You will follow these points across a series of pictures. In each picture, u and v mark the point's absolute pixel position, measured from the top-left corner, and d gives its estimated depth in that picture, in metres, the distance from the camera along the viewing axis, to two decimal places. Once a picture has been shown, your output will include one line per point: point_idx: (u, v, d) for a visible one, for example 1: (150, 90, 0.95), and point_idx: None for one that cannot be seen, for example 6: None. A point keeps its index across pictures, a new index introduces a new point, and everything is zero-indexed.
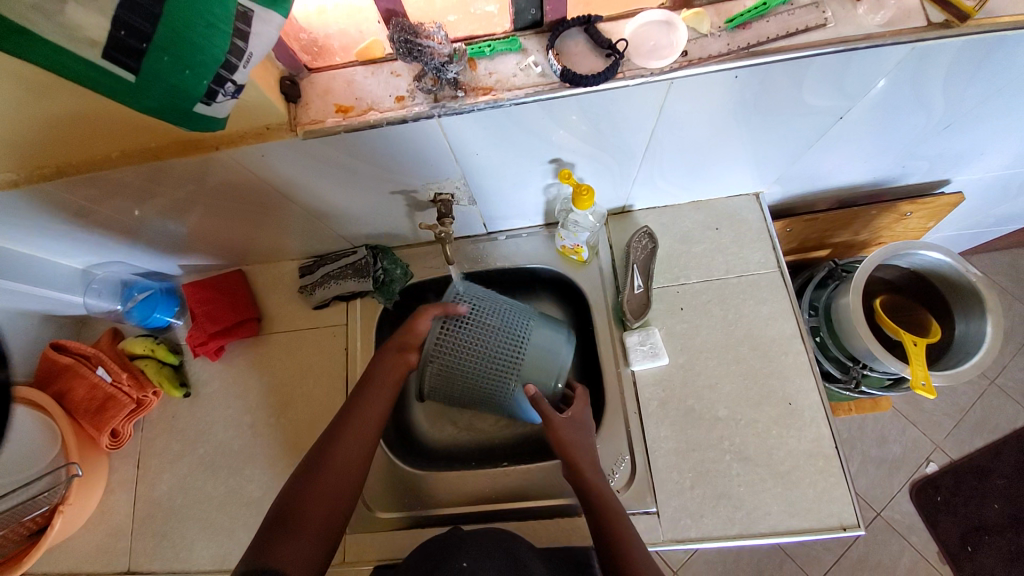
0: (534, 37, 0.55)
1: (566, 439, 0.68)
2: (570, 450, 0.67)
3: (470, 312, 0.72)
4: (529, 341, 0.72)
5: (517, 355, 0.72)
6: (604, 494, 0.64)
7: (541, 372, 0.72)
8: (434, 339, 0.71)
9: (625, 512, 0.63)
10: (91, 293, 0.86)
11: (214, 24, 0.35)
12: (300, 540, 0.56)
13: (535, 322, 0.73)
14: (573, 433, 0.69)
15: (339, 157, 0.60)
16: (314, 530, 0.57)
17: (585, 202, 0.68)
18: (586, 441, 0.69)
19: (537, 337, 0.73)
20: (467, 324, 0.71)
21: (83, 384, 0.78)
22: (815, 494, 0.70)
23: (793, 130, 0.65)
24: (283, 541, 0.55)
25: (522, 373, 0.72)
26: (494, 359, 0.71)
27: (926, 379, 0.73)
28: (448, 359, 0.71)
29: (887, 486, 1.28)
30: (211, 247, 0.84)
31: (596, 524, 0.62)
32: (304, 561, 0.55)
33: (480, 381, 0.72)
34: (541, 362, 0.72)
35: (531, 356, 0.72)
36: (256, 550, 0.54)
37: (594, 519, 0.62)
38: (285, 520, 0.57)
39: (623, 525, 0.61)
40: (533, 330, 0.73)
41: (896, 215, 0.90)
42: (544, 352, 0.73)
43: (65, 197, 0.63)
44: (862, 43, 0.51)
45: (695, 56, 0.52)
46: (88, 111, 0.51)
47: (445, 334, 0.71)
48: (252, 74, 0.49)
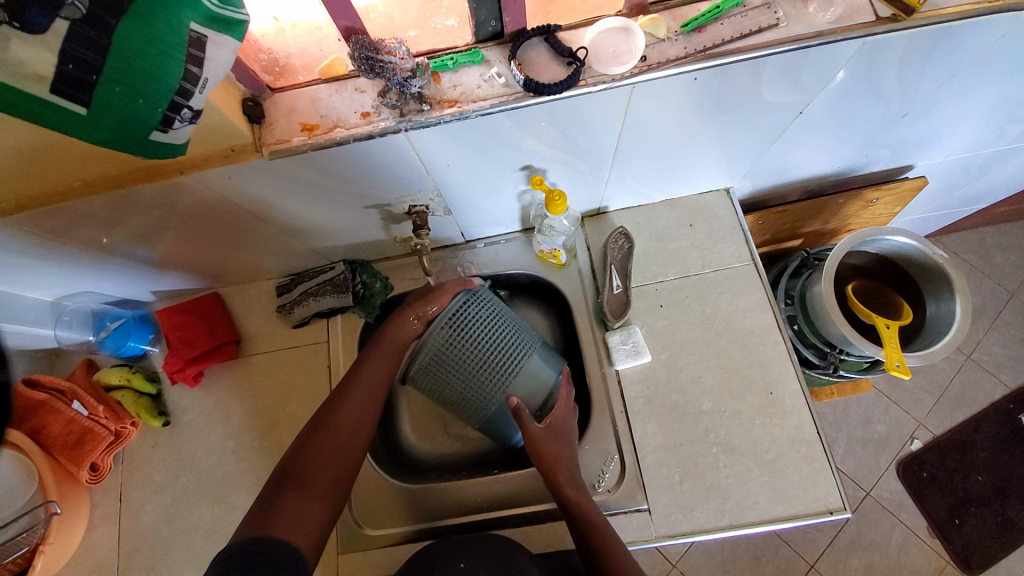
0: (496, 48, 0.55)
1: (544, 450, 0.68)
2: (548, 460, 0.67)
3: (474, 318, 0.70)
4: (526, 363, 0.72)
5: (510, 372, 0.72)
6: (585, 504, 0.64)
7: (528, 393, 0.73)
8: (437, 335, 0.68)
9: (610, 526, 0.63)
10: (61, 326, 0.83)
11: (166, 52, 0.35)
12: (306, 502, 0.55)
13: (534, 347, 0.74)
14: (551, 443, 0.69)
15: (307, 175, 0.60)
16: (319, 492, 0.56)
17: (558, 207, 0.68)
18: (566, 452, 0.70)
19: (531, 363, 0.73)
20: (468, 328, 0.69)
21: (58, 419, 0.75)
22: (801, 480, 0.71)
23: (757, 126, 0.66)
24: (289, 501, 0.54)
25: (511, 388, 0.72)
26: (488, 371, 0.71)
27: (900, 361, 0.75)
28: (447, 359, 0.69)
29: (874, 466, 1.31)
30: (185, 271, 0.83)
31: (580, 535, 0.62)
32: (309, 521, 0.54)
33: (471, 389, 0.71)
34: (529, 386, 0.73)
35: (523, 379, 0.73)
36: (258, 513, 0.53)
37: (577, 530, 0.62)
38: (291, 480, 0.56)
39: (606, 532, 0.61)
40: (532, 356, 0.73)
41: (863, 202, 0.92)
42: (536, 376, 0.73)
43: (27, 230, 0.61)
44: (814, 40, 0.53)
45: (654, 61, 0.53)
46: (46, 143, 0.50)
47: (448, 334, 0.68)
48: (213, 98, 0.49)
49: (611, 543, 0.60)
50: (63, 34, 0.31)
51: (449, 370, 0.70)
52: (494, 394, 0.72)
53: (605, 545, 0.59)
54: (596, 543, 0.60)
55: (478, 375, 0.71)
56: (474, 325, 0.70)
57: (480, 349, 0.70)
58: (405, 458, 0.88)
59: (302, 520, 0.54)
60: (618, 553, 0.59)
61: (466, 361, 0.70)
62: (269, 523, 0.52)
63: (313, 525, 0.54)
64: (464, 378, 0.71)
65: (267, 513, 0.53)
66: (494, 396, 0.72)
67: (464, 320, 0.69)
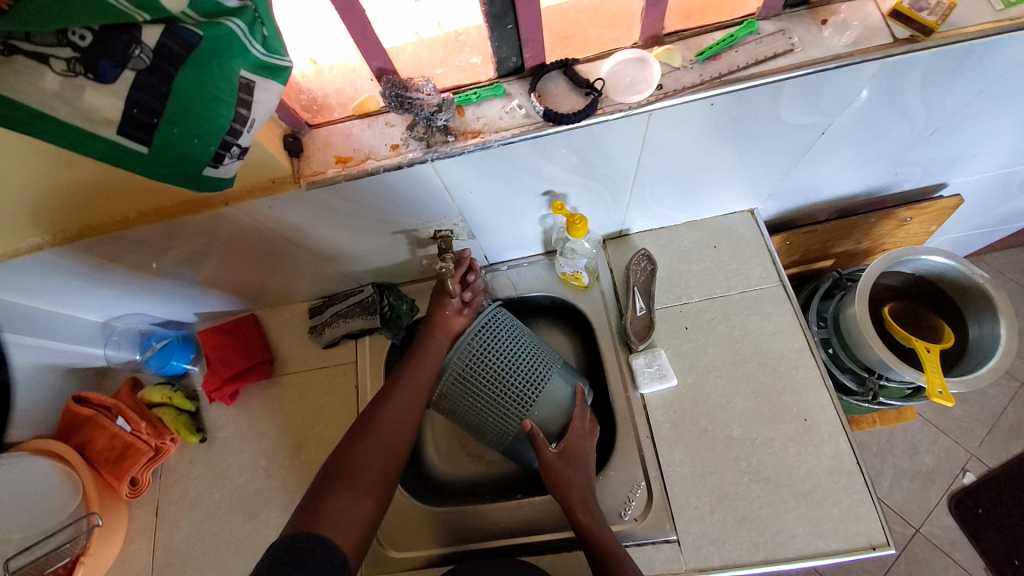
0: (517, 82, 0.58)
1: (559, 476, 0.67)
2: (563, 484, 0.66)
3: (495, 338, 0.72)
4: (547, 385, 0.73)
5: (531, 395, 0.72)
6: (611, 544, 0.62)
7: (548, 417, 0.73)
8: (459, 355, 0.70)
9: (626, 552, 0.61)
10: (111, 345, 0.90)
11: (218, 96, 0.38)
12: (353, 498, 0.57)
13: (554, 367, 0.75)
14: (567, 469, 0.68)
15: (341, 204, 0.64)
16: (366, 489, 0.59)
17: (579, 230, 0.69)
18: (583, 478, 0.68)
19: (552, 384, 0.74)
20: (489, 348, 0.71)
21: (104, 434, 0.80)
22: (840, 513, 0.68)
23: (778, 148, 0.67)
24: (335, 498, 0.57)
25: (532, 411, 0.72)
26: (507, 394, 0.71)
27: (943, 386, 0.72)
28: (469, 379, 0.71)
29: (923, 500, 1.22)
30: (225, 293, 0.88)
31: (604, 573, 0.59)
32: (354, 519, 0.56)
33: (491, 413, 0.72)
34: (549, 409, 0.73)
35: (544, 402, 0.73)
36: (305, 512, 0.56)
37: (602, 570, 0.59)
38: (337, 480, 0.58)
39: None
40: (552, 376, 0.74)
41: (896, 221, 0.90)
42: (555, 396, 0.74)
43: (86, 256, 0.66)
44: (831, 63, 0.53)
45: (669, 88, 0.54)
46: (107, 177, 0.55)
47: (470, 353, 0.70)
48: (258, 135, 0.53)
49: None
50: (129, 83, 0.35)
51: (471, 391, 0.71)
52: (516, 416, 0.72)
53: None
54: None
55: (498, 398, 0.71)
56: (495, 346, 0.72)
57: (498, 372, 0.71)
58: (429, 479, 0.88)
59: (347, 517, 0.56)
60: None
61: (486, 384, 0.71)
62: (317, 519, 0.54)
63: (356, 526, 0.56)
64: (483, 401, 0.72)
65: (315, 510, 0.55)
66: (515, 418, 0.72)
67: (484, 341, 0.71)
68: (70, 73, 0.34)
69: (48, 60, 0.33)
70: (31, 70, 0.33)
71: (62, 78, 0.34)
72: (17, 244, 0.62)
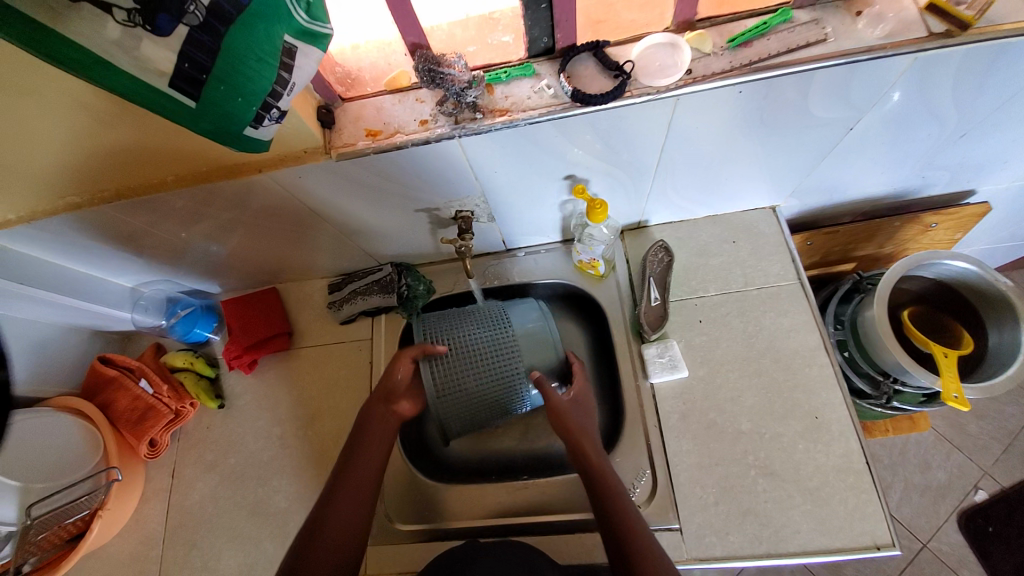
0: (547, 63, 0.59)
1: (569, 422, 0.69)
2: (574, 429, 0.68)
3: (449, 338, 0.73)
4: (517, 329, 0.76)
5: (512, 346, 0.74)
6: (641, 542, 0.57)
7: (539, 363, 0.76)
8: (428, 377, 0.71)
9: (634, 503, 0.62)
10: (138, 309, 0.93)
11: (263, 58, 0.40)
12: None
13: (512, 314, 0.77)
14: (574, 415, 0.70)
15: (367, 177, 0.65)
16: None
17: (599, 215, 0.70)
18: (589, 424, 0.71)
19: (521, 325, 0.77)
20: (452, 344, 0.73)
21: (127, 395, 0.83)
22: (846, 512, 0.67)
23: (804, 142, 0.66)
24: None
25: (523, 360, 0.75)
26: (490, 365, 0.73)
27: (958, 391, 0.71)
28: (451, 382, 0.72)
29: (933, 516, 1.20)
30: (250, 266, 0.90)
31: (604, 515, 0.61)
32: None
33: (487, 390, 0.73)
34: (537, 356, 0.76)
35: (524, 345, 0.75)
36: None
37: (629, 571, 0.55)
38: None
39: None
40: (515, 321, 0.76)
41: (920, 226, 0.90)
42: (533, 334, 0.76)
43: (120, 218, 0.69)
44: (863, 55, 0.53)
45: (699, 74, 0.55)
46: (149, 139, 0.57)
47: (436, 365, 0.72)
48: (293, 103, 0.55)
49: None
50: (182, 37, 0.36)
51: (456, 390, 0.72)
52: (511, 374, 0.74)
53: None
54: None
55: (481, 378, 0.73)
56: (454, 338, 0.73)
57: (479, 357, 0.73)
58: (443, 462, 0.90)
59: None
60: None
61: (466, 378, 0.72)
62: None
63: None
64: (472, 388, 0.73)
65: None
66: (513, 378, 0.74)
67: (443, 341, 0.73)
68: (130, 23, 0.35)
69: (110, 9, 0.34)
70: (93, 18, 0.34)
71: (122, 27, 0.35)
72: (56, 202, 0.65)
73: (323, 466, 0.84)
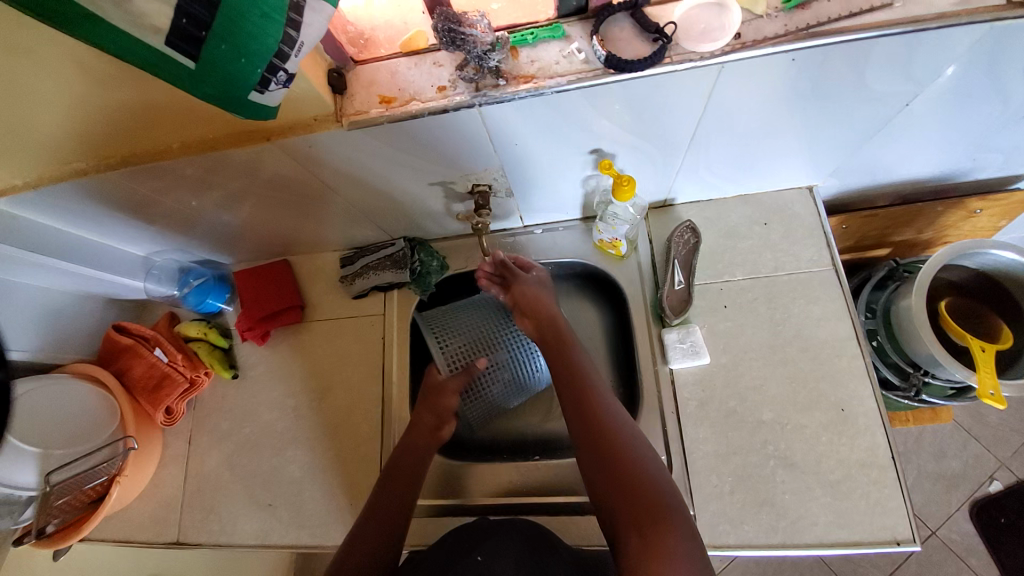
0: (578, 24, 0.54)
1: (527, 295, 0.76)
2: (530, 300, 0.76)
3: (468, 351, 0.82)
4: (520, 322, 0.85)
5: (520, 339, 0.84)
6: (638, 482, 0.56)
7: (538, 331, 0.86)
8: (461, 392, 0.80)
9: (613, 400, 0.66)
10: (151, 279, 0.91)
11: (268, 14, 0.36)
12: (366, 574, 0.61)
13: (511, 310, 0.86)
14: (531, 290, 0.77)
15: (381, 148, 0.61)
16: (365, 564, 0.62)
17: (625, 193, 0.67)
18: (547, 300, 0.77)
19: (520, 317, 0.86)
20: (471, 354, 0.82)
21: (141, 363, 0.83)
22: (866, 506, 0.66)
23: (853, 118, 0.61)
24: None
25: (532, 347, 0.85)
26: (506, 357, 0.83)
27: (995, 388, 0.67)
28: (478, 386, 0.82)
29: (944, 504, 1.19)
30: (261, 238, 0.88)
31: (574, 401, 0.66)
32: None
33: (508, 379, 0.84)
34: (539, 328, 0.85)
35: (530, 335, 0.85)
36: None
37: (595, 452, 0.60)
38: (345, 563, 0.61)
39: (663, 524, 0.53)
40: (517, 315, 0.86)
41: (965, 212, 0.84)
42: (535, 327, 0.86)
43: (129, 186, 0.67)
44: (932, 23, 0.47)
45: (748, 39, 0.49)
46: (151, 102, 0.54)
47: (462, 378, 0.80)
48: (302, 66, 0.51)
49: (659, 542, 0.51)
50: None
51: (483, 390, 0.83)
52: (524, 361, 0.84)
53: (641, 546, 0.51)
54: (635, 539, 0.52)
55: (501, 372, 0.83)
56: (470, 346, 0.82)
57: (500, 364, 0.83)
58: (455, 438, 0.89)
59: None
60: (666, 561, 0.50)
61: (489, 377, 0.83)
62: None
63: None
64: (495, 383, 0.83)
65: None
66: (526, 364, 0.84)
67: (460, 351, 0.82)
68: None
69: None
70: None
71: None
72: (64, 168, 0.63)
73: (336, 440, 0.84)
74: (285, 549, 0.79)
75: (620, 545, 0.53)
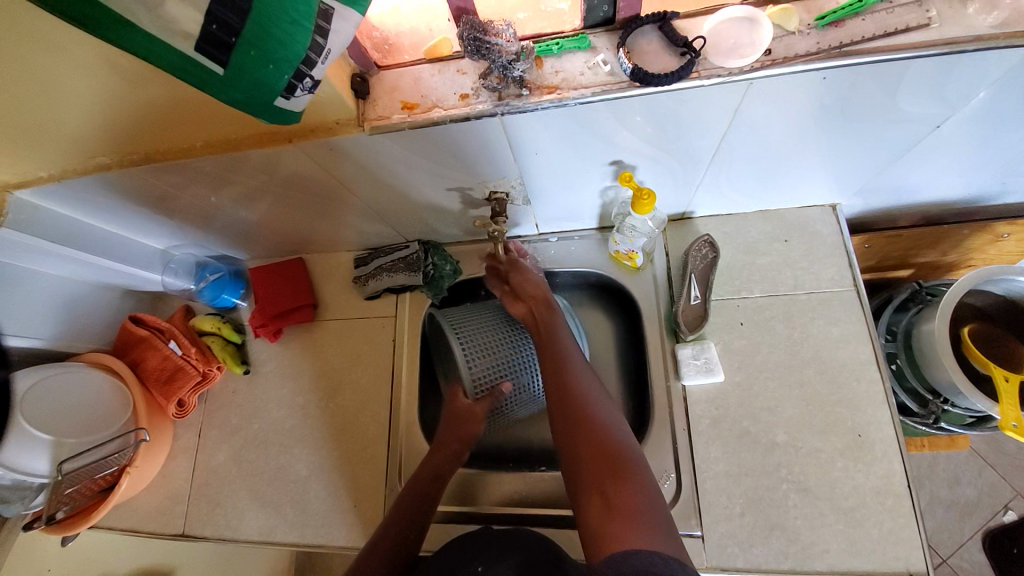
0: (604, 35, 0.53)
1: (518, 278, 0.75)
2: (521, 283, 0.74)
3: (494, 372, 0.77)
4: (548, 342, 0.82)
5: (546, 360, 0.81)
6: (601, 443, 0.54)
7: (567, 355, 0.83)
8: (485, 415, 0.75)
9: (590, 375, 0.63)
10: (168, 272, 0.93)
11: (297, 21, 0.36)
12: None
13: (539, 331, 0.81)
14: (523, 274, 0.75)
15: (402, 152, 0.61)
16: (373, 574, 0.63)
17: (645, 207, 0.66)
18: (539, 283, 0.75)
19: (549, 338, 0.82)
20: (497, 373, 0.77)
21: (156, 355, 0.84)
22: (880, 535, 0.64)
23: (882, 138, 0.59)
24: None
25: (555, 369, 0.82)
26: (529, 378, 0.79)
27: (1017, 420, 0.65)
28: (502, 408, 0.78)
29: (957, 532, 1.16)
30: (278, 236, 0.89)
31: (549, 374, 0.64)
32: None
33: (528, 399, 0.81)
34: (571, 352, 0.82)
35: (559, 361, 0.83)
36: None
37: (565, 422, 0.58)
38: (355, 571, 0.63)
39: (625, 483, 0.51)
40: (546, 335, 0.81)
41: (992, 236, 0.82)
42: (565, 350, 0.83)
43: (151, 182, 0.68)
44: (970, 45, 0.46)
45: (779, 56, 0.48)
46: (176, 102, 0.54)
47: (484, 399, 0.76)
48: (328, 72, 0.51)
49: (618, 498, 0.50)
50: None
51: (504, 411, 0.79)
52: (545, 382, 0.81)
53: (602, 509, 0.49)
54: (597, 499, 0.51)
55: (524, 393, 0.80)
56: (496, 365, 0.77)
57: (522, 384, 0.79)
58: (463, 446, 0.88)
59: None
60: (627, 520, 0.48)
61: (512, 399, 0.78)
62: None
63: None
64: (517, 404, 0.80)
65: None
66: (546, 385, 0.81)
67: (485, 370, 0.76)
68: None
69: None
70: None
71: None
72: (88, 162, 0.64)
73: (343, 440, 0.84)
74: (288, 547, 0.79)
75: (583, 511, 0.51)
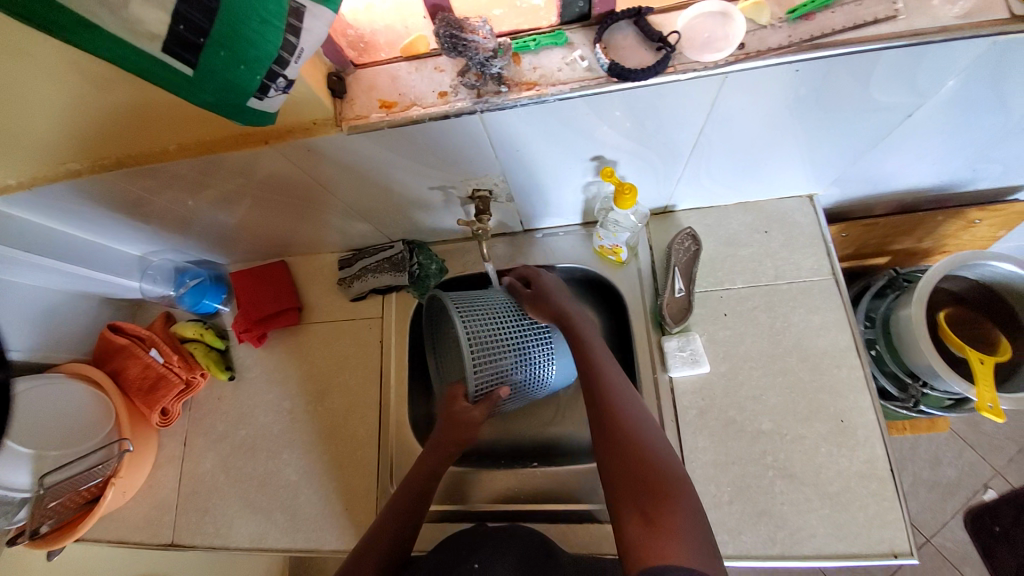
0: (580, 30, 0.54)
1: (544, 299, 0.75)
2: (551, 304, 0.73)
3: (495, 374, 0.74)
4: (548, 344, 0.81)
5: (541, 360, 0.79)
6: (645, 463, 0.53)
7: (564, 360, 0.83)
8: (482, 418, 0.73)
9: (634, 393, 0.62)
10: (147, 279, 0.90)
11: (267, 20, 0.36)
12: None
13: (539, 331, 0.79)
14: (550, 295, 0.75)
15: (381, 151, 0.61)
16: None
17: (626, 201, 0.67)
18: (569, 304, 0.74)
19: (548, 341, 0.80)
20: (497, 375, 0.74)
21: (137, 363, 0.83)
22: (865, 518, 0.65)
23: (856, 128, 0.60)
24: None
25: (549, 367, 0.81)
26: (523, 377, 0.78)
27: (993, 402, 0.67)
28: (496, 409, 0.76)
29: (939, 512, 1.19)
30: (259, 239, 0.88)
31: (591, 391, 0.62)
32: None
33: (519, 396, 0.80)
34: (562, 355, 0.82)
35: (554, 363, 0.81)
36: None
37: (608, 437, 0.57)
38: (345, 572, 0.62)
39: (667, 504, 0.50)
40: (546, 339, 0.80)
41: (964, 222, 0.84)
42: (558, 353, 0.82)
43: (124, 187, 0.66)
44: (936, 36, 0.47)
45: (752, 49, 0.49)
46: (148, 104, 0.53)
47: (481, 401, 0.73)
48: (302, 71, 0.50)
49: (662, 519, 0.49)
50: None
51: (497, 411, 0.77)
52: (538, 380, 0.80)
53: (643, 528, 0.49)
54: (636, 516, 0.50)
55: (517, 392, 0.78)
56: (496, 367, 0.74)
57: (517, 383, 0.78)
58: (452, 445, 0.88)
59: None
60: (668, 539, 0.47)
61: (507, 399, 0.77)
62: None
63: None
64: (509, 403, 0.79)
65: None
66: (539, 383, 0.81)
67: (486, 372, 0.73)
68: None
69: None
70: None
71: None
72: (58, 169, 0.62)
73: (332, 443, 0.83)
74: (280, 553, 0.78)
75: (621, 526, 0.51)
